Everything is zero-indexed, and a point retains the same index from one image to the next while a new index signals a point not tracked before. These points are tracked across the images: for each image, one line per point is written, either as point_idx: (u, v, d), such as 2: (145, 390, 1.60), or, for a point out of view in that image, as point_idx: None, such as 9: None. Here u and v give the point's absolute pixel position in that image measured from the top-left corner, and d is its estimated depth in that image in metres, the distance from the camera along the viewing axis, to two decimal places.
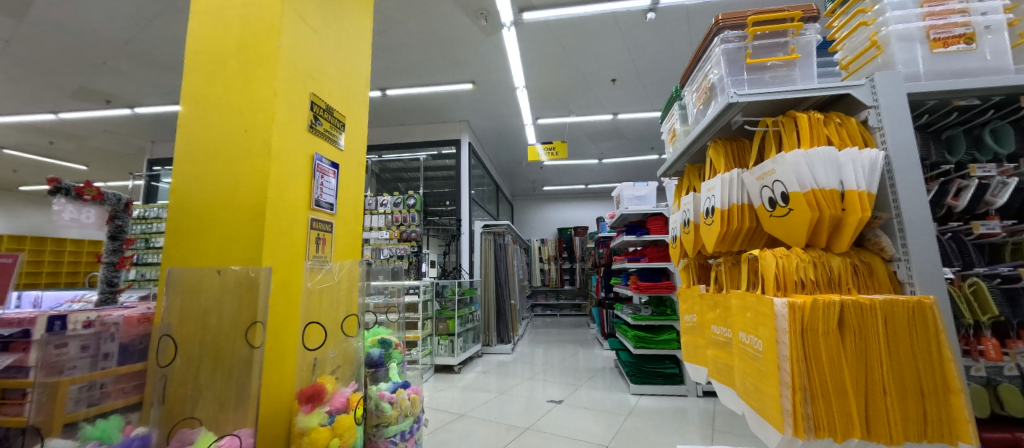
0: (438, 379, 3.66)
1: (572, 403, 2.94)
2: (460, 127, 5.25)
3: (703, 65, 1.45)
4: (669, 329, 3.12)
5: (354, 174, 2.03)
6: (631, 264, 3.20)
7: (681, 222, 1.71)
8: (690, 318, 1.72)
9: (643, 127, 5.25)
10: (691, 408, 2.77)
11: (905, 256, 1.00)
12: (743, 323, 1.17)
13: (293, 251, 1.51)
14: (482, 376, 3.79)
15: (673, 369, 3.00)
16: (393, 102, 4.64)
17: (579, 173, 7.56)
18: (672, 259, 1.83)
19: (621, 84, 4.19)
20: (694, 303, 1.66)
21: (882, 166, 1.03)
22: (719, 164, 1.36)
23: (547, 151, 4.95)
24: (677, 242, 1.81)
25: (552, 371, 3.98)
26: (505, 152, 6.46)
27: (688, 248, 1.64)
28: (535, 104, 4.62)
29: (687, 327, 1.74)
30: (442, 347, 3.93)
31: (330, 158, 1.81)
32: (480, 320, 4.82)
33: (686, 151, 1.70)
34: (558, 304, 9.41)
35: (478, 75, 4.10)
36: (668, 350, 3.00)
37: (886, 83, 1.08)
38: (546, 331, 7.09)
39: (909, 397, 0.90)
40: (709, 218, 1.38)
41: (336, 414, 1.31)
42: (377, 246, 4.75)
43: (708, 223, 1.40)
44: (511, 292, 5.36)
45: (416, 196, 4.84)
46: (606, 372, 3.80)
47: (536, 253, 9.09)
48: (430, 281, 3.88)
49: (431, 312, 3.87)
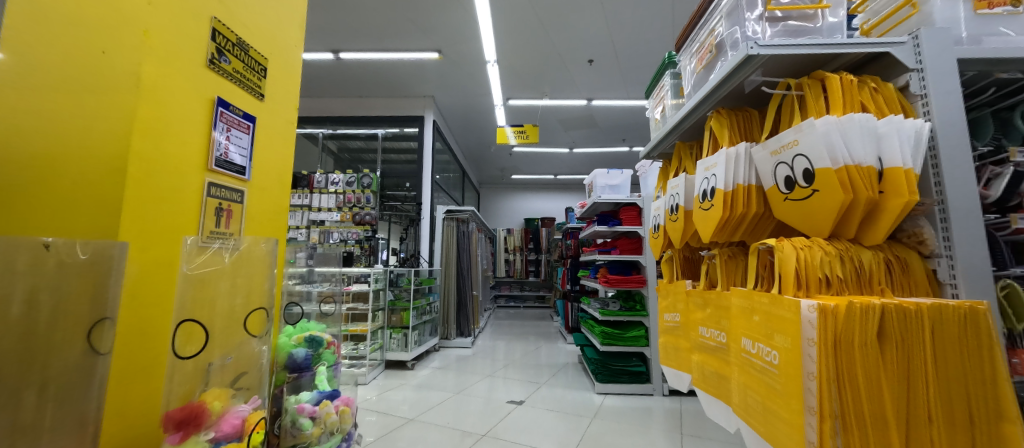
0: (389, 377, 3.29)
1: (534, 405, 2.71)
2: (425, 103, 4.81)
3: (708, 18, 1.21)
4: (638, 325, 2.98)
5: (284, 133, 1.61)
6: (601, 257, 3.01)
7: (667, 208, 1.49)
8: (668, 317, 1.53)
9: (617, 116, 5.09)
10: (657, 407, 2.65)
11: (948, 252, 0.83)
12: (746, 327, 0.97)
13: (176, 224, 1.11)
14: (438, 372, 3.48)
15: (639, 367, 2.87)
16: (347, 68, 4.11)
17: (548, 162, 7.35)
18: (654, 251, 1.63)
19: (598, 66, 3.97)
20: (677, 301, 1.46)
21: (928, 138, 0.84)
22: (722, 137, 1.14)
23: (517, 134, 4.66)
24: (659, 231, 1.60)
25: (513, 366, 3.74)
26: (472, 134, 6.09)
27: (673, 238, 1.43)
28: (506, 82, 4.29)
29: (666, 327, 1.55)
30: (394, 342, 3.55)
31: (246, 109, 1.40)
32: (438, 312, 4.49)
33: (678, 127, 1.47)
34: (522, 295, 9.25)
35: (446, 44, 3.69)
36: (635, 347, 2.86)
37: (934, 41, 0.88)
38: (508, 323, 6.90)
39: (957, 425, 0.72)
40: (706, 201, 1.16)
41: (223, 443, 0.94)
42: (326, 228, 4.26)
43: (703, 208, 1.18)
44: (474, 282, 5.06)
45: (372, 175, 4.36)
46: (569, 368, 3.62)
47: (501, 243, 8.83)
48: (384, 269, 3.49)
49: (383, 303, 3.48)
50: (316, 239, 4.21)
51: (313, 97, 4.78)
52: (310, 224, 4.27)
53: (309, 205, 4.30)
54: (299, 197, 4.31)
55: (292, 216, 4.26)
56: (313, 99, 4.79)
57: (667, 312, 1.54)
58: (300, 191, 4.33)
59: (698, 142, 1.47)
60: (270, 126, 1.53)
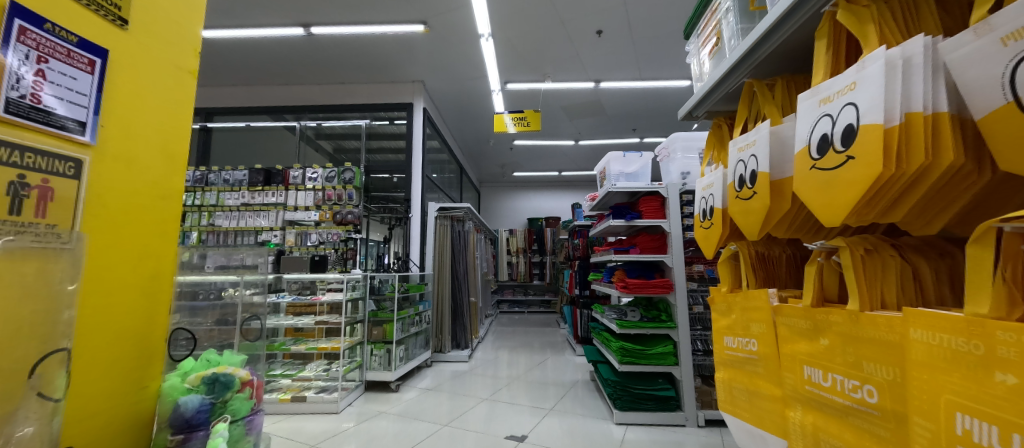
0: (369, 402, 2.77)
1: (540, 441, 2.18)
2: (413, 89, 4.30)
3: None
4: (663, 339, 2.45)
5: (172, 83, 1.10)
6: (618, 257, 2.48)
7: (731, 182, 0.98)
8: (738, 342, 1.02)
9: (627, 100, 4.58)
10: (692, 442, 2.12)
11: None
12: (956, 386, 0.41)
13: None
14: (428, 395, 2.95)
15: (667, 391, 2.34)
16: (322, 46, 3.62)
17: (552, 156, 6.84)
18: (708, 248, 1.13)
19: (607, 39, 3.45)
20: (754, 319, 0.94)
21: None
22: (861, 38, 0.63)
23: (516, 121, 4.15)
24: (714, 219, 1.10)
25: (516, 385, 3.21)
26: (468, 125, 5.59)
27: (746, 228, 0.92)
28: (504, 60, 3.77)
29: (734, 360, 1.03)
30: (376, 359, 3.03)
31: (95, 39, 0.90)
32: (430, 322, 3.96)
33: (749, 57, 0.97)
34: (526, 300, 8.72)
35: (432, 14, 3.19)
36: (662, 366, 2.32)
37: None
38: (512, 330, 6.36)
39: None
40: (829, 156, 0.65)
41: None
42: (303, 230, 3.77)
43: (822, 168, 0.66)
44: (472, 288, 4.55)
45: (354, 169, 3.84)
46: (580, 388, 3.09)
47: (504, 245, 8.32)
48: (364, 274, 2.99)
49: (361, 314, 2.97)
50: (292, 242, 3.72)
51: (289, 85, 4.30)
52: (285, 225, 3.76)
53: (284, 204, 3.79)
54: (272, 195, 3.80)
55: (266, 216, 3.77)
56: (289, 87, 4.29)
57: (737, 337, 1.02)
58: (274, 188, 3.81)
59: (787, 77, 0.94)
60: (145, 70, 1.02)
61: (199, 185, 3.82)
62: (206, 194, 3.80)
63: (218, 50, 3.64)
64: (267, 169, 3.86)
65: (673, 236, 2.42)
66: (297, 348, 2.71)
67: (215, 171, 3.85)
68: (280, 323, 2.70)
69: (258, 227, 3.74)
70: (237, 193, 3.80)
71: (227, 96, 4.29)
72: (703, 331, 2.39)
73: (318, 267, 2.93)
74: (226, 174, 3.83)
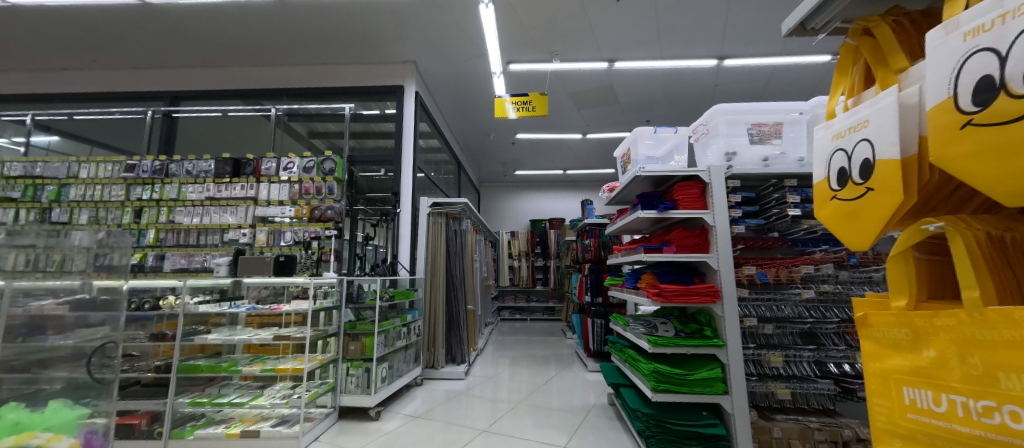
0: (342, 434, 2.24)
1: None
2: (403, 70, 3.80)
3: None
4: (706, 359, 1.94)
5: None
6: (648, 257, 1.97)
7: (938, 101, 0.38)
8: (976, 408, 0.34)
9: (644, 87, 4.07)
10: None
11: None
12: None
13: None
14: (415, 424, 2.42)
15: (716, 428, 1.81)
16: (296, 14, 3.13)
17: (557, 152, 6.34)
18: (861, 237, 0.59)
19: (628, 6, 2.95)
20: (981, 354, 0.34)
21: None
22: None
23: (519, 106, 3.65)
24: (857, 187, 0.57)
25: (521, 412, 2.69)
26: (466, 116, 5.07)
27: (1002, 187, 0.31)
28: (506, 33, 3.28)
29: (952, 440, 0.37)
30: (352, 381, 2.50)
31: None
32: (422, 333, 3.44)
33: None
34: (528, 307, 8.20)
35: None
36: (709, 396, 1.80)
37: None
38: (514, 340, 5.83)
39: None
40: None
41: None
42: (276, 227, 3.25)
43: None
44: (469, 294, 4.02)
45: (335, 158, 3.31)
46: (598, 416, 2.57)
47: (505, 248, 7.80)
48: (340, 278, 2.49)
49: (335, 327, 2.45)
50: (263, 241, 3.21)
51: (264, 67, 3.81)
52: (256, 223, 3.26)
53: (254, 198, 3.28)
54: (241, 188, 3.28)
55: (233, 212, 3.27)
56: (265, 68, 3.81)
57: (971, 394, 0.35)
58: (243, 180, 3.29)
59: None
60: None
61: (158, 177, 3.33)
62: (166, 187, 3.31)
63: (178, 20, 3.16)
64: (236, 159, 3.36)
65: (718, 231, 1.92)
66: (250, 370, 2.16)
67: (178, 160, 3.37)
68: (233, 339, 2.17)
69: (225, 224, 3.25)
70: (201, 185, 3.30)
71: (193, 78, 3.79)
72: (756, 350, 1.91)
73: (283, 270, 2.43)
74: (189, 164, 3.34)
